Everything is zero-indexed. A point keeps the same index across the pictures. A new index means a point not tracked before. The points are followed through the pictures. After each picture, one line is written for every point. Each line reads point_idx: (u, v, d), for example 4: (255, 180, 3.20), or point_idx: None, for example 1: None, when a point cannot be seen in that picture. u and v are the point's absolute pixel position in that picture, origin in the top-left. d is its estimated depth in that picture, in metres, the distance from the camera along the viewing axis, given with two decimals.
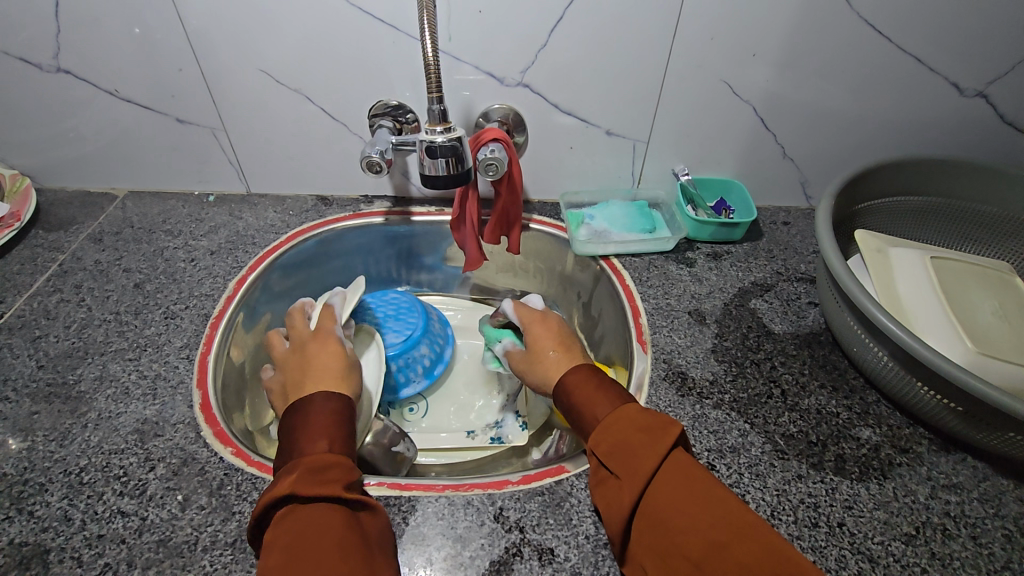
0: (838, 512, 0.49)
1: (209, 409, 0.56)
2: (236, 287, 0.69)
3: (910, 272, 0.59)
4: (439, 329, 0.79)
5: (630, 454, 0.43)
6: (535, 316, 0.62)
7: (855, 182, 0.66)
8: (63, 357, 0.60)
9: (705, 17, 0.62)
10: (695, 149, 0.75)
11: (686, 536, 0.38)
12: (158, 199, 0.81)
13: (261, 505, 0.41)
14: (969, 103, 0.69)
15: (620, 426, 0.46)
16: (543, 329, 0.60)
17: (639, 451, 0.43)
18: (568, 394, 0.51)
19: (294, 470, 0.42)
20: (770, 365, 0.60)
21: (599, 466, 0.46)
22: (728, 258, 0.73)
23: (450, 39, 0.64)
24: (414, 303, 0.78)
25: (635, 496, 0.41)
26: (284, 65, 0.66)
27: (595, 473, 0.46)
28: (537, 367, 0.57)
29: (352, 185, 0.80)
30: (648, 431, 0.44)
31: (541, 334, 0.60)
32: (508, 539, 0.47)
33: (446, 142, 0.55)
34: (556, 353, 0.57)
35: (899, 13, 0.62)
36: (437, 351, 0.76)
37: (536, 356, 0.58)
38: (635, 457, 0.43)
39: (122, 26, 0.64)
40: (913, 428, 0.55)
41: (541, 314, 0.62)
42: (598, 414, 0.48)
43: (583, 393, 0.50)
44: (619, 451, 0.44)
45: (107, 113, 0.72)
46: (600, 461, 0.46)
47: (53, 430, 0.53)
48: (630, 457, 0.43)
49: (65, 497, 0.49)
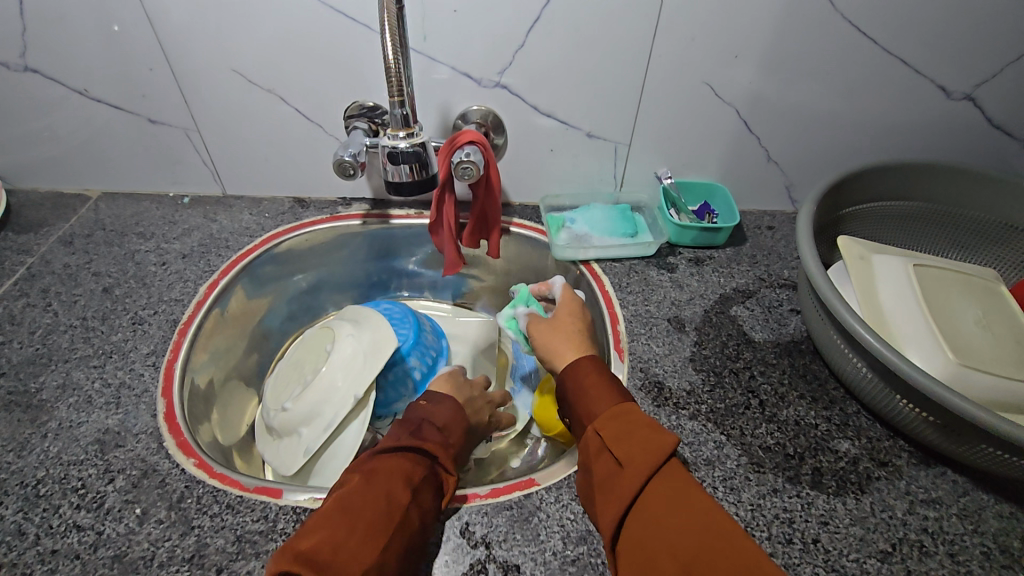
0: (813, 528, 0.47)
1: (174, 418, 0.55)
2: (208, 291, 0.68)
3: (893, 280, 0.58)
4: (431, 341, 0.71)
5: (633, 443, 0.43)
6: (570, 303, 0.61)
7: (839, 187, 0.64)
8: (26, 363, 0.59)
9: (685, 17, 0.60)
10: (677, 151, 0.73)
11: (677, 534, 0.37)
12: (132, 200, 0.80)
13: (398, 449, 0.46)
14: (956, 106, 0.67)
15: (627, 419, 0.45)
16: (565, 312, 0.59)
17: (645, 442, 0.42)
18: (575, 379, 0.51)
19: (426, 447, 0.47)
20: (749, 374, 0.59)
21: (599, 455, 0.45)
22: (710, 263, 0.72)
23: (424, 38, 0.62)
24: (405, 313, 0.70)
25: (634, 487, 0.40)
26: (257, 65, 0.65)
27: (591, 459, 0.45)
28: (550, 343, 0.57)
29: (330, 187, 0.79)
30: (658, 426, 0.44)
31: (563, 317, 0.59)
32: (473, 555, 0.46)
33: (409, 148, 0.55)
34: (573, 338, 0.56)
35: (884, 15, 0.60)
36: (429, 364, 0.68)
37: (554, 334, 0.57)
38: (639, 446, 0.42)
39: (89, 24, 0.62)
40: (892, 440, 0.54)
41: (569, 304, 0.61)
42: (599, 407, 0.48)
43: (587, 385, 0.50)
44: (617, 445, 0.43)
45: (77, 113, 0.71)
46: (603, 446, 0.45)
47: (11, 440, 0.52)
48: (635, 445, 0.42)
49: (20, 510, 0.47)
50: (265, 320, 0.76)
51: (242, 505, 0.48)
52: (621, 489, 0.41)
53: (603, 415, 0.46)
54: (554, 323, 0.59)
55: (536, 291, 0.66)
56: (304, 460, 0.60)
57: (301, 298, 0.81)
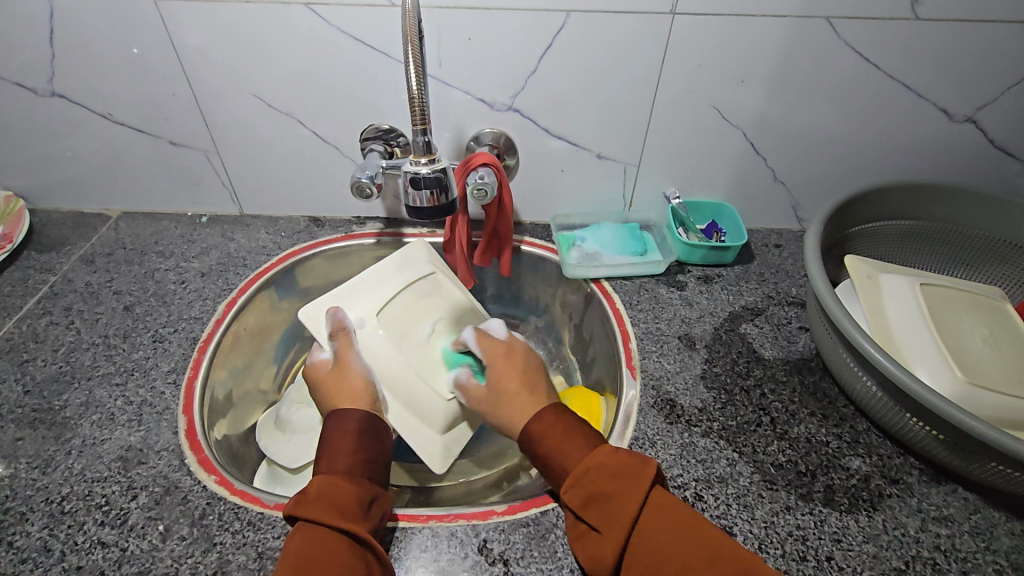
0: (826, 546, 0.48)
1: (195, 435, 0.56)
2: (226, 309, 0.69)
3: (900, 298, 0.59)
4: None
5: (607, 507, 0.43)
6: (497, 351, 0.60)
7: (846, 207, 0.65)
8: (50, 381, 0.60)
9: (694, 44, 0.62)
10: (686, 171, 0.75)
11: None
12: (151, 219, 0.82)
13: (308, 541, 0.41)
14: (958, 129, 0.69)
15: (590, 477, 0.45)
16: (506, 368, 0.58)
17: (619, 500, 0.43)
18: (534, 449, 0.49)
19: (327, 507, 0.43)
20: (760, 392, 0.60)
21: (576, 521, 0.46)
22: (719, 281, 0.73)
23: (440, 65, 0.64)
24: None
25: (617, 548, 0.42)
26: (276, 90, 0.67)
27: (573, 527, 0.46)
28: (501, 410, 0.55)
29: (344, 206, 0.80)
30: (621, 475, 0.44)
31: (501, 372, 0.57)
32: (491, 572, 0.46)
33: (431, 174, 0.56)
34: (517, 395, 0.55)
35: (887, 41, 0.62)
36: None
37: (505, 399, 0.55)
38: (614, 508, 0.43)
39: (116, 50, 0.64)
40: (903, 458, 0.54)
41: (504, 350, 0.60)
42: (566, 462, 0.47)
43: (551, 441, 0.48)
44: (598, 491, 0.44)
45: (100, 135, 0.73)
46: (578, 515, 0.45)
47: (36, 457, 0.53)
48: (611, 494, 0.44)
49: (46, 526, 0.48)
50: (280, 335, 0.78)
51: (263, 522, 0.49)
52: (605, 549, 0.42)
53: (567, 479, 0.46)
54: (491, 382, 0.57)
55: (456, 347, 0.64)
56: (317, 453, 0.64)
57: None
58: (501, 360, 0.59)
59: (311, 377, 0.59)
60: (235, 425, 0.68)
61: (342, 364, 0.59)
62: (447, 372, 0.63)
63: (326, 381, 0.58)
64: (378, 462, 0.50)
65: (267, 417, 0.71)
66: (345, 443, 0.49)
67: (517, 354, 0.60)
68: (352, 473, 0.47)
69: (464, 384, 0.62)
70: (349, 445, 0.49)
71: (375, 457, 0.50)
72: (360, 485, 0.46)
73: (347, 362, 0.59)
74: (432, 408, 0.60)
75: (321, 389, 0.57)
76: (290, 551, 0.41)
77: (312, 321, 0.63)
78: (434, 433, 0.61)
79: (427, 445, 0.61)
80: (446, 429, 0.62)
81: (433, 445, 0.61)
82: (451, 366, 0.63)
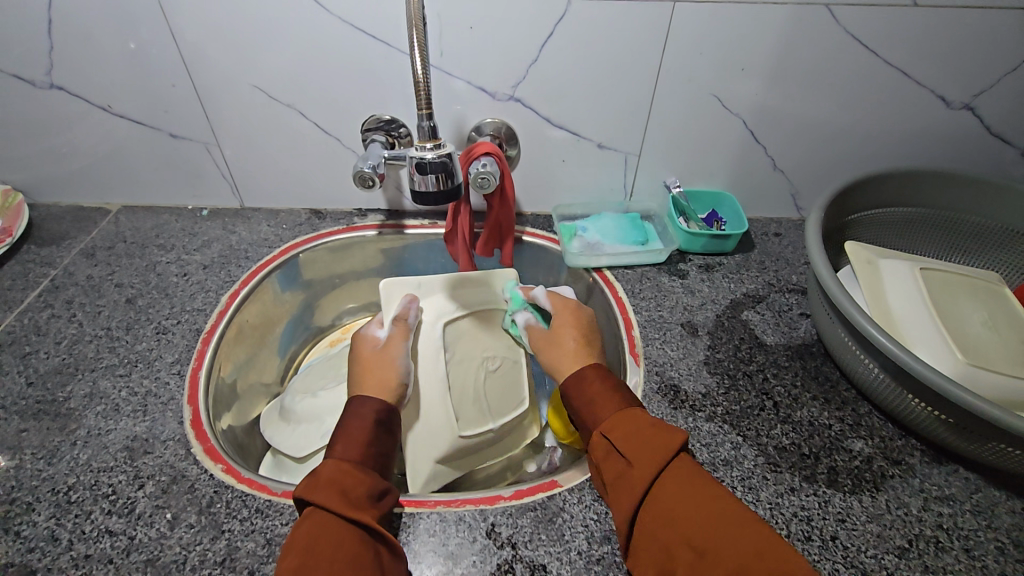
0: (831, 525, 0.48)
1: (200, 425, 0.56)
2: (229, 301, 0.69)
3: (900, 282, 0.60)
4: None
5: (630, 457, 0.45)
6: (567, 306, 0.63)
7: (846, 194, 0.66)
8: (53, 373, 0.60)
9: (694, 33, 0.62)
10: (686, 160, 0.75)
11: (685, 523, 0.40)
12: (151, 213, 0.82)
13: (309, 529, 0.41)
14: (955, 115, 0.69)
15: (631, 421, 0.47)
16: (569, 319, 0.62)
17: (652, 441, 0.45)
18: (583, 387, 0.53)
19: (332, 493, 0.43)
20: (762, 377, 0.60)
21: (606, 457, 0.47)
22: (720, 269, 0.74)
23: (442, 54, 0.64)
24: None
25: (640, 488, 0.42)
26: (277, 81, 0.67)
27: (600, 461, 0.47)
28: (552, 351, 0.60)
29: (345, 198, 0.81)
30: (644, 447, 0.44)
31: (562, 325, 0.61)
32: (499, 556, 0.46)
33: (436, 159, 0.55)
34: (573, 345, 0.59)
35: (885, 28, 0.62)
36: None
37: (559, 352, 0.59)
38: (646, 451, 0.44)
39: (117, 42, 0.64)
40: (905, 439, 0.55)
41: (573, 305, 0.64)
42: (603, 416, 0.50)
43: (593, 390, 0.52)
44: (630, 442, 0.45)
45: (101, 128, 0.72)
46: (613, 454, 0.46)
47: (41, 448, 0.53)
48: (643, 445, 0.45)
49: (52, 516, 0.48)
50: (282, 327, 0.79)
51: (271, 509, 0.49)
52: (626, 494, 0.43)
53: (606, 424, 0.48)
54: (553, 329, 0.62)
55: (527, 296, 0.68)
56: (320, 443, 0.64)
57: (317, 307, 0.83)
58: (566, 314, 0.62)
59: (357, 352, 0.61)
60: (239, 422, 0.68)
61: (388, 351, 0.60)
62: (475, 411, 0.64)
63: (368, 361, 0.59)
64: (386, 458, 0.50)
65: (271, 408, 0.71)
66: (359, 431, 0.50)
67: (580, 313, 0.63)
68: (363, 464, 0.47)
69: (482, 431, 0.63)
70: (363, 434, 0.50)
71: (383, 453, 0.50)
72: (367, 470, 0.47)
73: (390, 351, 0.60)
74: (443, 437, 0.61)
75: (360, 366, 0.59)
76: (297, 536, 0.41)
77: (386, 300, 0.66)
78: (429, 462, 0.60)
79: (416, 468, 0.60)
80: (440, 462, 0.61)
81: (422, 470, 0.60)
82: (478, 407, 0.64)
